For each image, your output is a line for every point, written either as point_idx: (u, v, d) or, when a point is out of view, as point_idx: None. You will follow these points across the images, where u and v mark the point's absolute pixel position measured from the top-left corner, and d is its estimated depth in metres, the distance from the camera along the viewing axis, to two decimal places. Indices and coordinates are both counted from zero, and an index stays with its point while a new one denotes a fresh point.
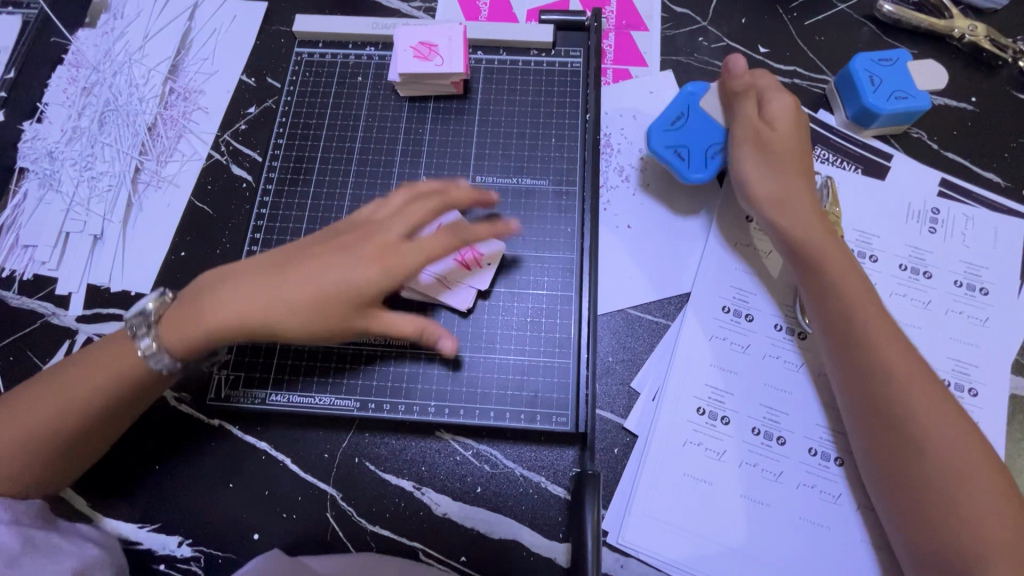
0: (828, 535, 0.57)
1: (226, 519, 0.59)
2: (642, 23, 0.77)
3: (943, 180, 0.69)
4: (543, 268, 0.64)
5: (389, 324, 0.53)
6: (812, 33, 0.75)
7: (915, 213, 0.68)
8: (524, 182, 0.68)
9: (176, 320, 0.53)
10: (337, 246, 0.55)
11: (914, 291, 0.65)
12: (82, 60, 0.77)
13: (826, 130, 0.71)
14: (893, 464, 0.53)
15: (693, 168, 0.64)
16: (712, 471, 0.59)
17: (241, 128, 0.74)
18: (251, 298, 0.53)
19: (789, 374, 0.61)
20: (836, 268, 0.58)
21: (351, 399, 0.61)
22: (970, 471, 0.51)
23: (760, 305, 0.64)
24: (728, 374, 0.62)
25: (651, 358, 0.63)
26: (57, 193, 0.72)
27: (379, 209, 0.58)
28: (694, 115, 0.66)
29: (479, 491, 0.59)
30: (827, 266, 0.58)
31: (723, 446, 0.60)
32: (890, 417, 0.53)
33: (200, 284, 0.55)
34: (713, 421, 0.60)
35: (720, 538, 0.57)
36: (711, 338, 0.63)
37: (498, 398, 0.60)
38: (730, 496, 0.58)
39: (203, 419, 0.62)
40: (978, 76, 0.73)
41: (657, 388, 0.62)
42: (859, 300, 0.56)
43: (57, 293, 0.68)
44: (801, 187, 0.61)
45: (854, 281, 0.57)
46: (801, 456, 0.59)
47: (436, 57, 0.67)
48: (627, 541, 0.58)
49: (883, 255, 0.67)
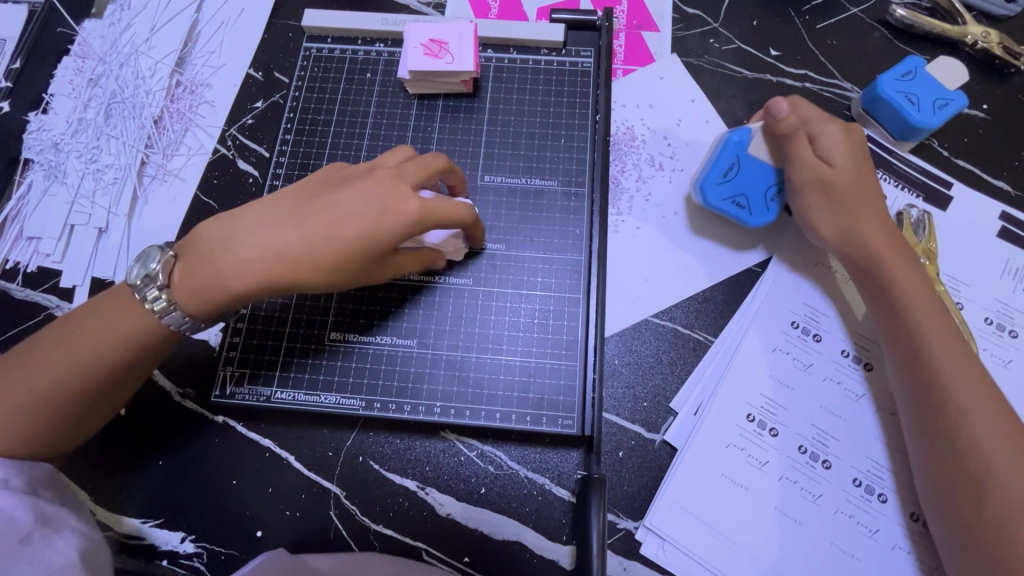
0: (857, 566, 0.57)
1: (230, 516, 0.59)
2: (653, 24, 0.77)
3: (1003, 213, 0.68)
4: (551, 269, 0.64)
5: (400, 264, 0.56)
6: (823, 37, 0.75)
7: (1012, 270, 0.66)
8: (533, 182, 0.67)
9: (194, 271, 0.52)
10: (353, 192, 0.53)
11: (996, 347, 0.63)
12: (89, 51, 0.77)
13: (887, 153, 0.70)
14: (958, 495, 0.53)
15: (754, 213, 0.64)
16: (750, 478, 0.59)
17: (247, 122, 0.74)
18: (262, 238, 0.51)
19: (847, 403, 0.61)
20: (906, 295, 0.58)
21: (356, 399, 0.60)
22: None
23: (830, 328, 0.64)
24: (785, 389, 0.62)
25: (697, 373, 0.63)
26: (62, 185, 0.72)
27: (389, 158, 0.57)
28: (746, 163, 0.65)
29: (484, 492, 0.59)
30: (893, 274, 0.59)
31: (766, 456, 0.60)
32: (957, 445, 0.53)
33: (199, 234, 0.53)
34: (761, 429, 0.61)
35: (745, 546, 0.57)
36: (773, 349, 0.63)
37: (504, 400, 0.60)
38: (764, 505, 0.59)
39: (207, 415, 0.61)
40: (990, 83, 0.72)
41: (702, 401, 0.62)
42: (930, 327, 0.56)
43: (61, 286, 0.68)
44: (874, 215, 0.61)
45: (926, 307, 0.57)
46: (843, 483, 0.59)
47: (446, 55, 0.67)
48: (653, 524, 0.58)
49: (970, 307, 0.65)
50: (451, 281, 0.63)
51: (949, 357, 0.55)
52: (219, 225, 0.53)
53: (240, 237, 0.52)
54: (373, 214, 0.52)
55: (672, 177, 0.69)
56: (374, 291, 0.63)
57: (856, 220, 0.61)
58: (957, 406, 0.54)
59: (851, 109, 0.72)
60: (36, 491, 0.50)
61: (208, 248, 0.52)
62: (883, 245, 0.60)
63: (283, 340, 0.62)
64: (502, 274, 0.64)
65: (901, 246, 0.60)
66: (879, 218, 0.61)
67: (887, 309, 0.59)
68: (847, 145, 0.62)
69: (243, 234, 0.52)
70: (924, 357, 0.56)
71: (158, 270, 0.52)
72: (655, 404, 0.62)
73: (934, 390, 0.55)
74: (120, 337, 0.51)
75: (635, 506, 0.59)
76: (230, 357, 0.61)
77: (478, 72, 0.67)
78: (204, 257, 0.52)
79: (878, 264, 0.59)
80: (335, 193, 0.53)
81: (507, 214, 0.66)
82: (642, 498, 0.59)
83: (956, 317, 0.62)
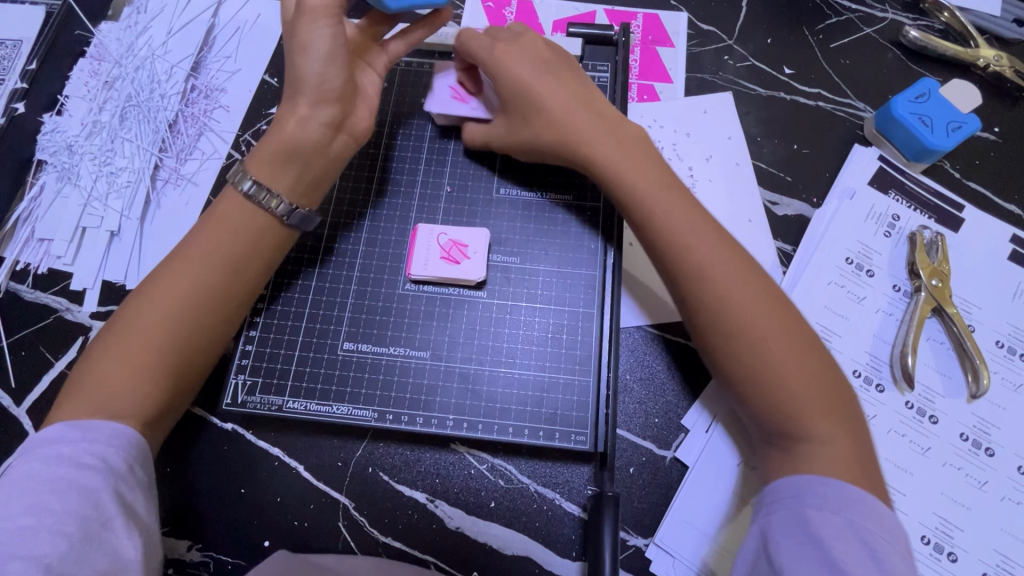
0: None
1: (239, 526, 0.59)
2: (668, 39, 0.77)
3: (1014, 236, 0.68)
4: (564, 282, 0.64)
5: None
6: (837, 56, 0.75)
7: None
8: (549, 196, 0.67)
9: (264, 165, 0.57)
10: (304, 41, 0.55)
11: (1007, 371, 0.63)
12: (105, 54, 0.77)
13: (899, 173, 0.70)
14: (724, 369, 0.52)
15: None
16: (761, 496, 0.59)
17: (262, 128, 0.74)
18: (290, 77, 0.57)
19: None
20: (679, 216, 0.55)
21: (368, 410, 0.60)
22: (810, 393, 0.49)
23: (842, 347, 0.64)
24: None
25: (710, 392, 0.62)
26: (75, 187, 0.72)
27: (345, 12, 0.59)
28: None
29: (493, 506, 0.59)
30: (620, 170, 0.58)
31: None
32: (710, 322, 0.52)
33: (260, 165, 0.57)
34: None
35: None
36: None
37: (517, 414, 0.60)
38: None
39: (217, 423, 0.61)
40: (1001, 106, 0.73)
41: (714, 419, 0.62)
42: (704, 245, 0.54)
43: (72, 289, 0.67)
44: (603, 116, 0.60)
45: (699, 225, 0.55)
46: None
47: (472, 100, 0.66)
48: (664, 542, 0.58)
49: (981, 329, 0.65)
50: (466, 293, 0.63)
51: (732, 274, 0.53)
52: (237, 206, 0.56)
53: (297, 136, 0.56)
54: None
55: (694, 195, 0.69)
56: (339, 255, 0.65)
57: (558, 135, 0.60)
58: (709, 291, 0.52)
59: (864, 129, 0.72)
60: (131, 469, 0.48)
61: (274, 155, 0.57)
62: (640, 157, 0.58)
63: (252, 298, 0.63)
64: (515, 286, 0.64)
65: (636, 147, 0.60)
66: (588, 114, 0.61)
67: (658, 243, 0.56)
68: (518, 47, 0.62)
69: (248, 220, 0.56)
70: (704, 287, 0.52)
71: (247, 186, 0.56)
72: (667, 421, 0.62)
73: (714, 317, 0.52)
74: (214, 250, 0.54)
75: (645, 524, 0.59)
76: (242, 365, 0.61)
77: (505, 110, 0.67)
78: (298, 173, 0.57)
79: (642, 173, 0.57)
80: (296, 25, 0.55)
81: (522, 227, 0.66)
82: (653, 516, 0.59)
83: (966, 338, 0.62)
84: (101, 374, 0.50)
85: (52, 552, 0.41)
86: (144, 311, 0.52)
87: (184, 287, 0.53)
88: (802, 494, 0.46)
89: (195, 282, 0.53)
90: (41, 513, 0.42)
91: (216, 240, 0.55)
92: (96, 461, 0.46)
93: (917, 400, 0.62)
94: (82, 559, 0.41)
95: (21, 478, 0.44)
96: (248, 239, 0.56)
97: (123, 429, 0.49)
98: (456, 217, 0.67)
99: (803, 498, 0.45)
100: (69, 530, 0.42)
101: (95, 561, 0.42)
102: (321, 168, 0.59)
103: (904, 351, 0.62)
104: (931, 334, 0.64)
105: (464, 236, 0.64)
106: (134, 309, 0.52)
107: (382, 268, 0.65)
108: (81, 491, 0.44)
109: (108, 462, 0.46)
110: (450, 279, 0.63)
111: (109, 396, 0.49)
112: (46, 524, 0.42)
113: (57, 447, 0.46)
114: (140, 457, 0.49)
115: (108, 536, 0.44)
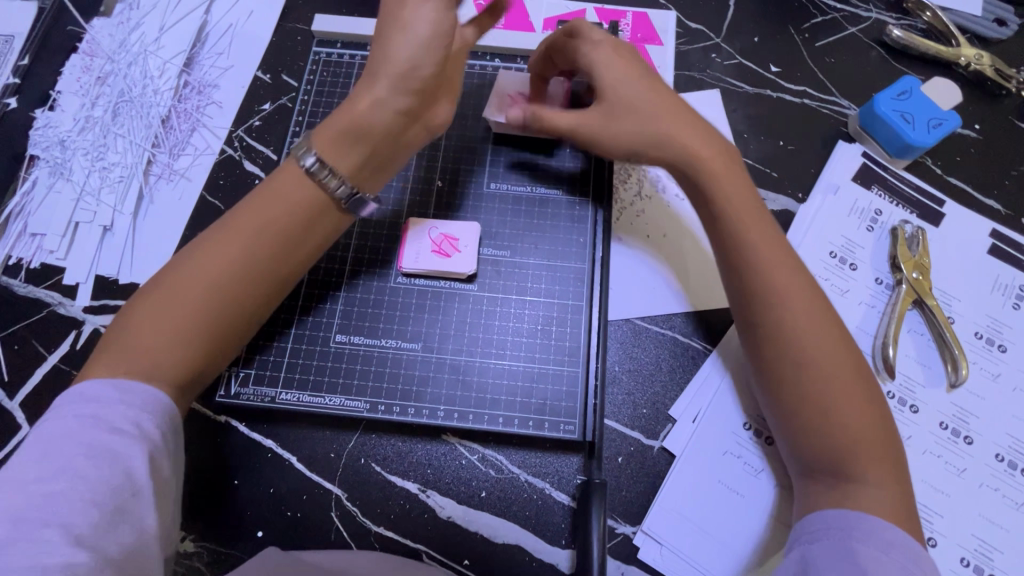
0: None
1: (232, 517, 0.59)
2: (657, 38, 0.78)
3: (993, 230, 0.69)
4: (553, 275, 0.65)
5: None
6: (822, 54, 0.77)
7: (1001, 287, 0.67)
8: (539, 191, 0.68)
9: (331, 147, 0.56)
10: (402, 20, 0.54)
11: (986, 362, 0.65)
12: (97, 49, 0.77)
13: (881, 169, 0.71)
14: (786, 405, 0.53)
15: None
16: (744, 485, 0.60)
17: (255, 124, 0.74)
18: (378, 53, 0.55)
19: None
20: (782, 251, 0.55)
21: (361, 401, 0.61)
22: (872, 439, 0.50)
23: None
24: None
25: (694, 383, 0.64)
26: (68, 182, 0.72)
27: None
28: None
29: (484, 495, 0.60)
30: (712, 188, 0.57)
31: (762, 464, 0.61)
32: (782, 352, 0.53)
33: (324, 139, 0.56)
34: (758, 438, 0.62)
35: (738, 551, 0.58)
36: None
37: (507, 405, 0.61)
38: (760, 514, 0.59)
39: (209, 415, 0.62)
40: (982, 104, 0.74)
41: (699, 410, 0.63)
42: (801, 282, 0.54)
43: (64, 283, 0.68)
44: (707, 132, 0.58)
45: (797, 265, 0.55)
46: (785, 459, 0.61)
47: None
48: (652, 530, 0.59)
49: (960, 321, 0.66)
50: (457, 286, 0.64)
51: (825, 317, 0.53)
52: (296, 181, 0.55)
53: (368, 116, 0.55)
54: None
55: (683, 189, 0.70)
56: (330, 249, 0.66)
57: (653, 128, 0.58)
58: (789, 327, 0.53)
59: (848, 126, 0.74)
60: (163, 437, 0.48)
61: (340, 134, 0.56)
62: (750, 190, 0.57)
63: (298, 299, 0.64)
64: (507, 279, 0.65)
65: (729, 167, 0.58)
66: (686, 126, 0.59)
67: (756, 270, 0.55)
68: (616, 50, 0.61)
69: (304, 201, 0.55)
70: (785, 320, 0.53)
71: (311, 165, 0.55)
72: (654, 411, 0.63)
73: (799, 349, 0.52)
74: (266, 236, 0.54)
75: (633, 512, 0.60)
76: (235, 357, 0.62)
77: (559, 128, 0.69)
78: (364, 152, 0.57)
79: (743, 205, 0.57)
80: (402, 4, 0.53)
81: (513, 221, 0.67)
82: (640, 504, 0.60)
83: (945, 330, 0.64)
84: (140, 335, 0.50)
85: (82, 522, 0.41)
86: (190, 282, 0.52)
87: (233, 267, 0.53)
88: (846, 530, 0.47)
89: (240, 256, 0.53)
90: (74, 478, 0.42)
91: (269, 222, 0.54)
92: (131, 427, 0.46)
93: (898, 390, 0.63)
94: (109, 530, 0.42)
95: (50, 437, 0.44)
96: (304, 221, 0.56)
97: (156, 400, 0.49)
98: (448, 212, 0.68)
99: (848, 532, 0.47)
100: (100, 499, 0.42)
101: (121, 533, 0.42)
102: (388, 152, 0.58)
103: (885, 342, 0.64)
104: (912, 325, 0.66)
105: (454, 230, 0.65)
106: (179, 274, 0.52)
107: (374, 261, 0.65)
108: (102, 459, 0.43)
109: (142, 428, 0.46)
110: (441, 273, 0.64)
111: (145, 365, 0.49)
112: (79, 491, 0.42)
113: (93, 407, 0.46)
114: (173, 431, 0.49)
115: (136, 507, 0.44)
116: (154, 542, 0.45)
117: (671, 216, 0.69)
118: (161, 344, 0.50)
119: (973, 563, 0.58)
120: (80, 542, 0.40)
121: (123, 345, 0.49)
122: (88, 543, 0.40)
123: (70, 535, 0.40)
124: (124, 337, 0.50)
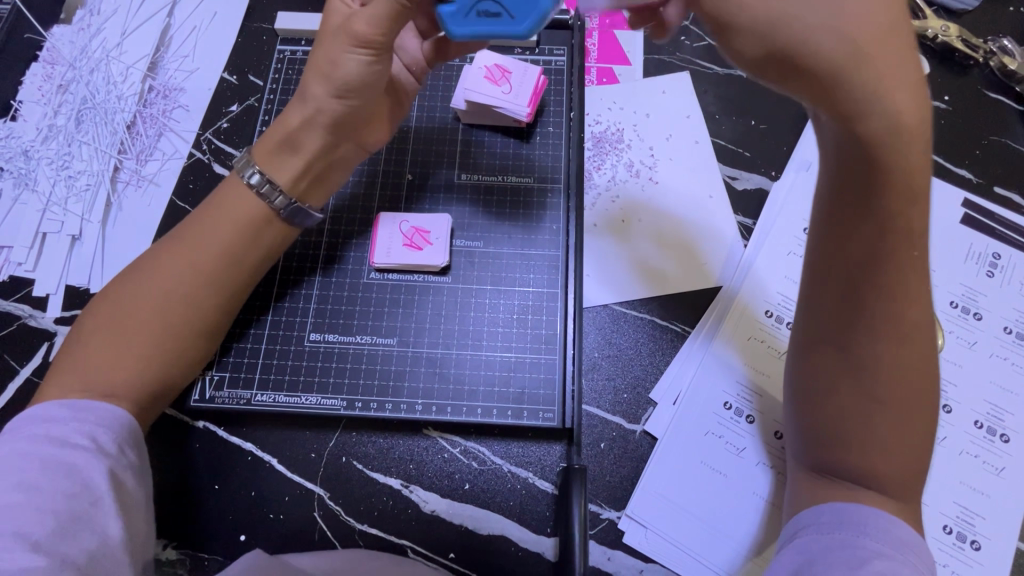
0: None
1: (213, 522, 0.59)
2: (625, 22, 0.78)
3: (965, 200, 0.70)
4: (529, 265, 0.65)
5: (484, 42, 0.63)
6: None
7: (975, 255, 0.68)
8: (509, 180, 0.68)
9: (274, 159, 0.58)
10: (325, 50, 0.54)
11: (962, 330, 0.65)
12: (57, 57, 0.76)
13: None
14: (826, 408, 0.49)
15: None
16: (727, 464, 0.60)
17: (222, 126, 0.73)
18: (305, 75, 0.56)
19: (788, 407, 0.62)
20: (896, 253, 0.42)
21: (338, 398, 0.60)
22: (909, 470, 0.46)
23: None
24: (761, 376, 0.63)
25: (674, 364, 0.63)
26: (33, 193, 0.71)
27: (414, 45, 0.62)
28: None
29: (468, 488, 0.59)
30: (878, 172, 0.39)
31: (743, 442, 0.61)
32: (850, 358, 0.47)
33: (261, 155, 0.58)
34: (739, 416, 0.62)
35: (725, 531, 0.58)
36: (751, 338, 0.64)
37: (485, 396, 0.61)
38: (743, 491, 0.59)
39: (187, 421, 0.61)
40: (950, 75, 0.74)
41: (680, 392, 0.63)
42: (895, 292, 0.44)
43: (35, 295, 0.67)
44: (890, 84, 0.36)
45: (920, 272, 0.43)
46: (766, 436, 0.61)
47: (505, 83, 0.67)
48: (636, 514, 0.59)
49: (936, 291, 0.66)
50: (430, 279, 0.64)
51: (918, 331, 0.45)
52: (237, 197, 0.57)
53: (300, 132, 0.57)
54: (375, 26, 0.50)
55: (665, 176, 0.70)
56: (302, 248, 0.65)
57: (795, 49, 0.36)
58: (869, 339, 0.45)
59: None
60: (122, 451, 0.49)
61: (276, 146, 0.58)
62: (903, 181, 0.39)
63: (270, 299, 0.63)
64: (483, 271, 0.65)
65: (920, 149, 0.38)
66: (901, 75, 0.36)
67: (838, 263, 0.46)
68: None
69: (242, 211, 0.57)
70: (871, 328, 0.45)
71: (251, 177, 0.58)
72: (635, 395, 0.62)
73: (848, 349, 0.47)
74: (209, 246, 0.55)
75: (618, 497, 0.59)
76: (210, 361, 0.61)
77: (529, 119, 0.68)
78: (299, 165, 0.58)
79: (886, 192, 0.40)
80: (330, 40, 0.53)
81: (485, 213, 0.67)
82: (624, 488, 0.60)
83: None
84: (91, 350, 0.52)
85: (40, 530, 0.41)
86: (136, 297, 0.53)
87: (172, 279, 0.54)
88: (860, 529, 0.44)
89: (185, 271, 0.54)
90: (31, 491, 0.43)
91: (210, 233, 0.56)
92: (85, 440, 0.47)
93: None
94: (70, 537, 0.42)
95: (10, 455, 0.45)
96: (240, 226, 0.56)
97: (114, 407, 0.50)
98: (419, 206, 0.67)
99: (859, 529, 0.44)
100: (59, 509, 0.43)
101: (85, 540, 0.43)
102: (323, 167, 0.60)
103: None
104: None
105: (425, 223, 0.65)
106: (128, 289, 0.54)
107: (346, 258, 0.65)
108: (56, 475, 0.44)
109: (99, 442, 0.48)
110: (413, 266, 0.64)
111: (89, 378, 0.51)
112: (35, 503, 0.42)
113: (48, 426, 0.47)
114: (132, 440, 0.51)
115: (98, 514, 0.44)
116: (124, 548, 0.45)
117: (649, 200, 0.69)
118: (104, 364, 0.51)
119: (957, 530, 0.58)
120: (38, 549, 0.40)
121: (76, 361, 0.51)
122: (47, 550, 0.41)
123: (27, 543, 0.40)
124: (73, 355, 0.52)
